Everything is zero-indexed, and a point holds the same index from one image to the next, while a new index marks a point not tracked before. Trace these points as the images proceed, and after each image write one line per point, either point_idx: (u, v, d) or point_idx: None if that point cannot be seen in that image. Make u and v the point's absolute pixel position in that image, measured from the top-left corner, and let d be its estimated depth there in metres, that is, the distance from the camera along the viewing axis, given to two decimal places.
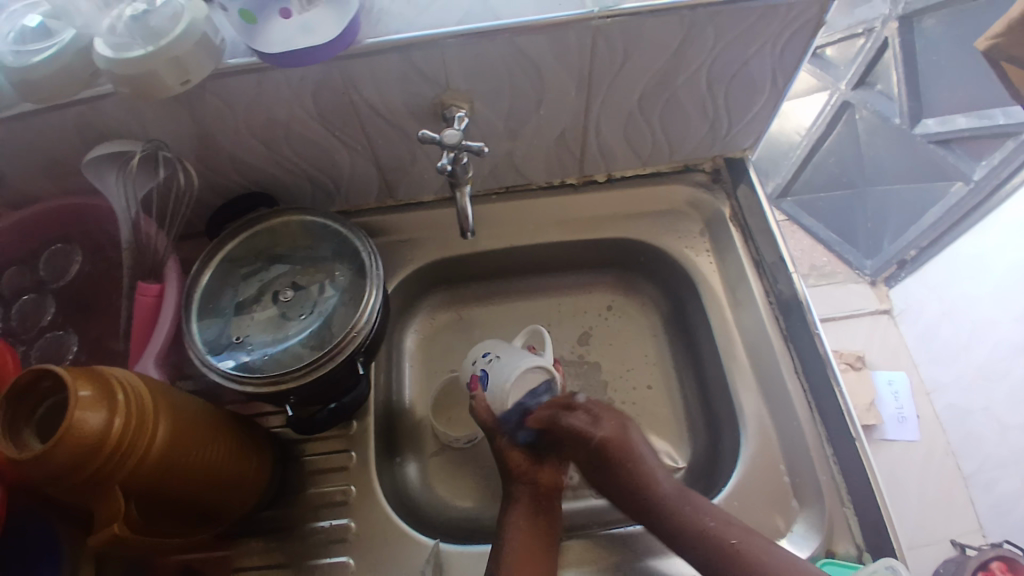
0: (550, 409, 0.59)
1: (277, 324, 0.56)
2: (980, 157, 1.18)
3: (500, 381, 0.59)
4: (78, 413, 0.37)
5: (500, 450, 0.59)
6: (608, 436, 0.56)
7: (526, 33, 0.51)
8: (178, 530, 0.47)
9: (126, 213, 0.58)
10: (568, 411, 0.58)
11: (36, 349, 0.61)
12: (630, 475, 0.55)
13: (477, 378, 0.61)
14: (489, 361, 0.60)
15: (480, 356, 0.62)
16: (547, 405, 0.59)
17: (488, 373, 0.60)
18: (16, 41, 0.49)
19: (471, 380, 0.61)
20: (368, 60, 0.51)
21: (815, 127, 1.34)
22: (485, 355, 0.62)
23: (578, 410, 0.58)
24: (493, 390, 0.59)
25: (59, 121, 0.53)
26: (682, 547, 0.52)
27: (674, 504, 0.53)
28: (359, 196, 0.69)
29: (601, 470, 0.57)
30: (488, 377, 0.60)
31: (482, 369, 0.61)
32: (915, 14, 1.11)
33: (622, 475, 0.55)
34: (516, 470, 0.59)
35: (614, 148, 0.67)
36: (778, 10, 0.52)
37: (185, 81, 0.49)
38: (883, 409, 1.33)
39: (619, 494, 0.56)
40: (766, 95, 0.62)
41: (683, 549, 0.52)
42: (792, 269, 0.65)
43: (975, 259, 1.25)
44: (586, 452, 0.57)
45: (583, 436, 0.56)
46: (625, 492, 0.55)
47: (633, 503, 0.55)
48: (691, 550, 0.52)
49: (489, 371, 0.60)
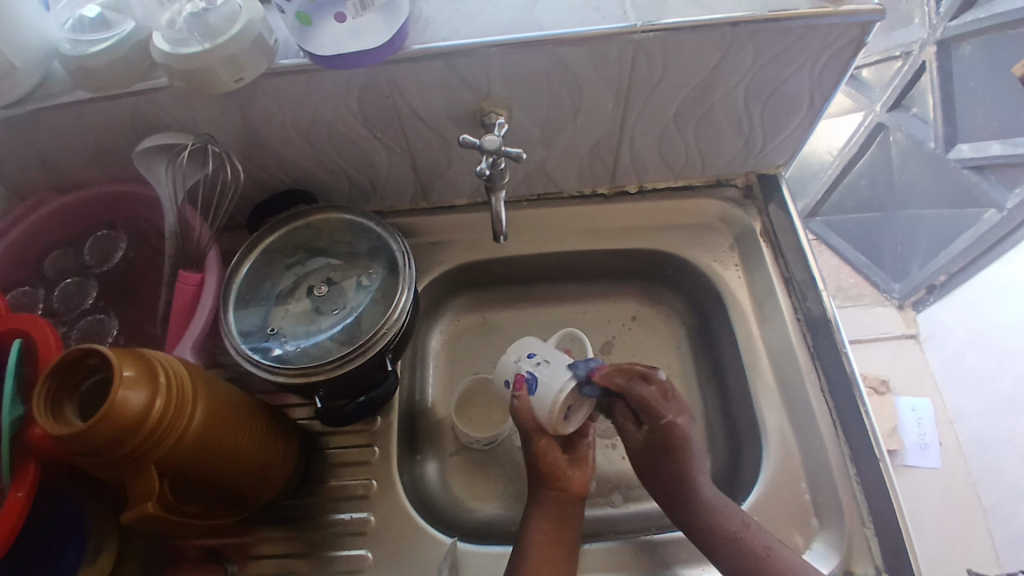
0: (623, 376, 0.59)
1: (310, 317, 0.57)
2: (1013, 186, 1.16)
3: (550, 382, 0.57)
4: (122, 393, 0.38)
5: (537, 449, 0.59)
6: (675, 419, 0.57)
7: (567, 44, 0.52)
8: (206, 511, 0.49)
9: (173, 201, 0.60)
10: (642, 381, 0.59)
11: (76, 330, 0.63)
12: (677, 470, 0.56)
13: (522, 379, 0.60)
14: (538, 363, 0.59)
15: (524, 355, 0.61)
16: (613, 370, 0.59)
17: (536, 376, 0.59)
18: (74, 30, 0.52)
19: (517, 380, 0.60)
20: (411, 65, 0.53)
21: (848, 147, 1.34)
22: (530, 355, 0.61)
23: (653, 383, 0.59)
24: (544, 395, 0.58)
25: (111, 110, 0.55)
26: (715, 554, 0.53)
27: (710, 512, 0.54)
28: (394, 196, 0.70)
29: (654, 457, 0.57)
30: (535, 379, 0.59)
31: (529, 371, 0.59)
32: (952, 40, 1.08)
33: (671, 470, 0.56)
34: (548, 473, 0.59)
35: (646, 160, 0.68)
36: (819, 30, 0.52)
37: (237, 78, 0.51)
38: (906, 435, 1.31)
39: (665, 492, 0.56)
40: (802, 115, 0.63)
41: (716, 557, 0.53)
42: (822, 288, 0.66)
43: (1004, 291, 1.22)
44: (651, 428, 0.57)
45: (655, 408, 0.57)
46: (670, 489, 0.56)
47: (675, 504, 0.56)
48: (723, 559, 0.52)
49: (537, 374, 0.59)
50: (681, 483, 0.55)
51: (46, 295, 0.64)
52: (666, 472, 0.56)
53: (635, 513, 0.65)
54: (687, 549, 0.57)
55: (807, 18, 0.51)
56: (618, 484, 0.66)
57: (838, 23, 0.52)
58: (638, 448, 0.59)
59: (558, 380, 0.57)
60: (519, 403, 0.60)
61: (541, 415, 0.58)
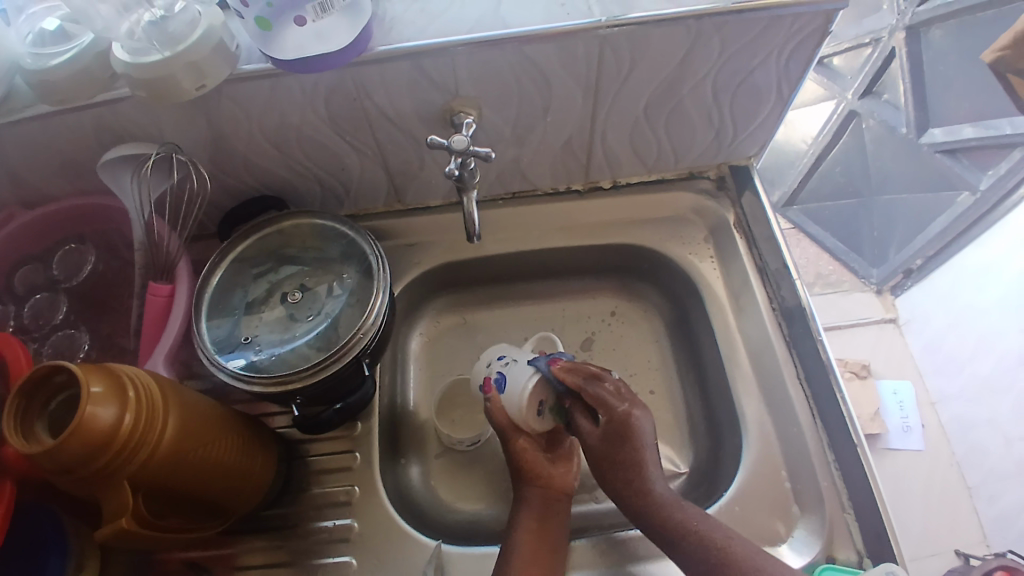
0: (578, 376, 0.59)
1: (285, 325, 0.57)
2: (987, 167, 1.17)
3: (517, 382, 0.59)
4: (90, 409, 0.38)
5: (516, 448, 0.60)
6: (630, 409, 0.57)
7: (534, 42, 0.52)
8: (188, 524, 0.48)
9: (139, 214, 0.59)
10: (596, 379, 0.59)
11: (48, 346, 0.62)
12: (628, 476, 0.56)
13: (491, 385, 0.61)
14: (506, 364, 0.61)
15: (494, 358, 0.62)
16: (568, 367, 0.59)
17: (505, 375, 0.60)
18: (34, 43, 0.51)
19: (485, 383, 0.61)
20: (379, 67, 0.52)
21: (822, 135, 1.36)
22: (499, 358, 0.62)
23: (607, 382, 0.59)
24: (510, 395, 0.59)
25: (75, 122, 0.54)
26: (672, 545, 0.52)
27: (662, 503, 0.54)
28: (368, 200, 0.70)
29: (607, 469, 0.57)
30: (505, 378, 0.60)
31: (497, 372, 0.61)
32: (922, 25, 1.12)
33: (622, 475, 0.56)
34: (528, 469, 0.60)
35: (619, 156, 0.68)
36: (784, 20, 0.53)
37: (200, 85, 0.50)
38: (889, 418, 1.33)
39: (619, 491, 0.56)
40: (770, 106, 0.63)
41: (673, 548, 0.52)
42: (796, 278, 0.66)
43: (978, 271, 1.24)
44: (608, 421, 0.57)
45: (608, 404, 0.57)
46: (625, 488, 0.56)
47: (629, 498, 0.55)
48: (682, 550, 0.52)
49: (505, 373, 0.60)
50: (632, 484, 0.55)
51: (16, 312, 0.63)
52: (611, 470, 0.56)
53: (620, 508, 0.65)
54: (646, 542, 0.58)
55: (772, 8, 0.51)
56: None
57: (803, 12, 0.52)
58: (597, 444, 0.57)
59: (521, 380, 0.58)
60: (493, 406, 0.61)
61: (511, 413, 0.59)
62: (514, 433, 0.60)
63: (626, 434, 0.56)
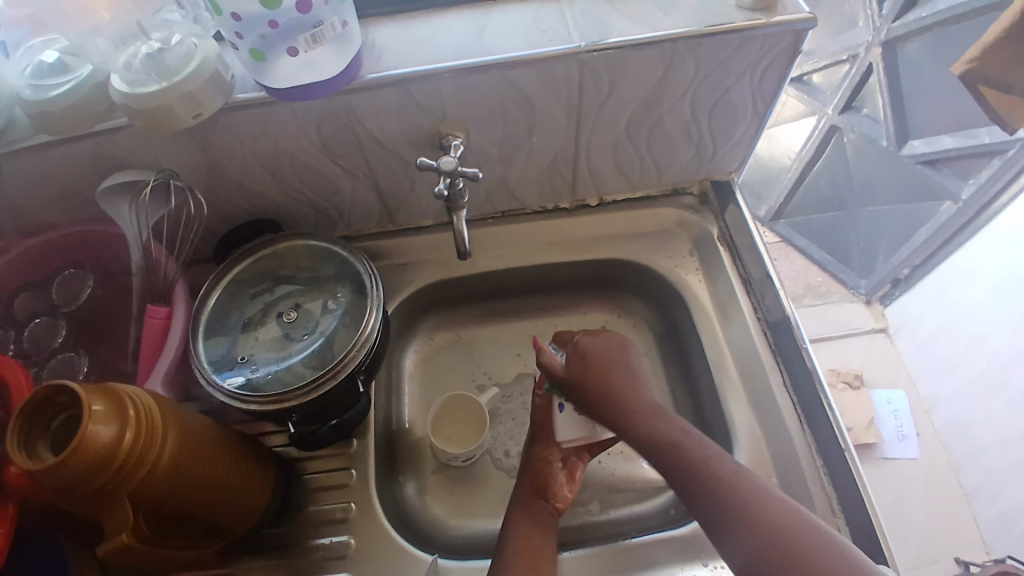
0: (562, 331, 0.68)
1: (281, 344, 0.58)
2: (967, 176, 1.19)
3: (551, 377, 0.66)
4: (91, 427, 0.39)
5: (537, 457, 0.63)
6: (588, 342, 0.63)
7: (516, 67, 0.55)
8: (186, 542, 0.49)
9: (138, 238, 0.60)
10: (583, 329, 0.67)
11: (48, 370, 0.63)
12: (610, 399, 0.60)
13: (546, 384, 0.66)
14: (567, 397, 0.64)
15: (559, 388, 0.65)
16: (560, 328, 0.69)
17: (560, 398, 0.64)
18: (33, 75, 0.53)
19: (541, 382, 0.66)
20: (367, 93, 0.54)
21: (805, 150, 1.42)
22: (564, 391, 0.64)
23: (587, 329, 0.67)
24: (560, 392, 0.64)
25: (75, 151, 0.56)
26: (722, 537, 0.50)
27: (674, 454, 0.55)
28: (361, 221, 0.72)
29: (591, 368, 0.61)
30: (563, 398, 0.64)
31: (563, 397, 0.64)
32: (898, 40, 1.15)
33: (603, 402, 0.60)
34: (542, 482, 0.61)
35: (604, 173, 0.70)
36: (755, 40, 0.55)
37: (196, 114, 0.52)
38: (884, 427, 1.34)
39: (597, 411, 0.60)
40: (747, 121, 0.65)
41: (722, 541, 0.50)
42: (779, 288, 0.67)
43: (965, 274, 1.27)
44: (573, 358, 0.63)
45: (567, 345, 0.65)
46: (594, 407, 0.60)
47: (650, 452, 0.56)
48: (733, 543, 0.50)
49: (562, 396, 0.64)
50: (617, 414, 0.59)
51: (17, 337, 0.64)
52: (592, 392, 0.61)
53: (614, 520, 0.66)
54: (651, 551, 0.58)
55: (742, 29, 0.54)
56: (595, 493, 0.68)
57: (772, 32, 0.55)
58: (575, 359, 0.63)
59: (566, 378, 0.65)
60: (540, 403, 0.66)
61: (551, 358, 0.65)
62: (548, 442, 0.63)
63: (595, 348, 0.63)
